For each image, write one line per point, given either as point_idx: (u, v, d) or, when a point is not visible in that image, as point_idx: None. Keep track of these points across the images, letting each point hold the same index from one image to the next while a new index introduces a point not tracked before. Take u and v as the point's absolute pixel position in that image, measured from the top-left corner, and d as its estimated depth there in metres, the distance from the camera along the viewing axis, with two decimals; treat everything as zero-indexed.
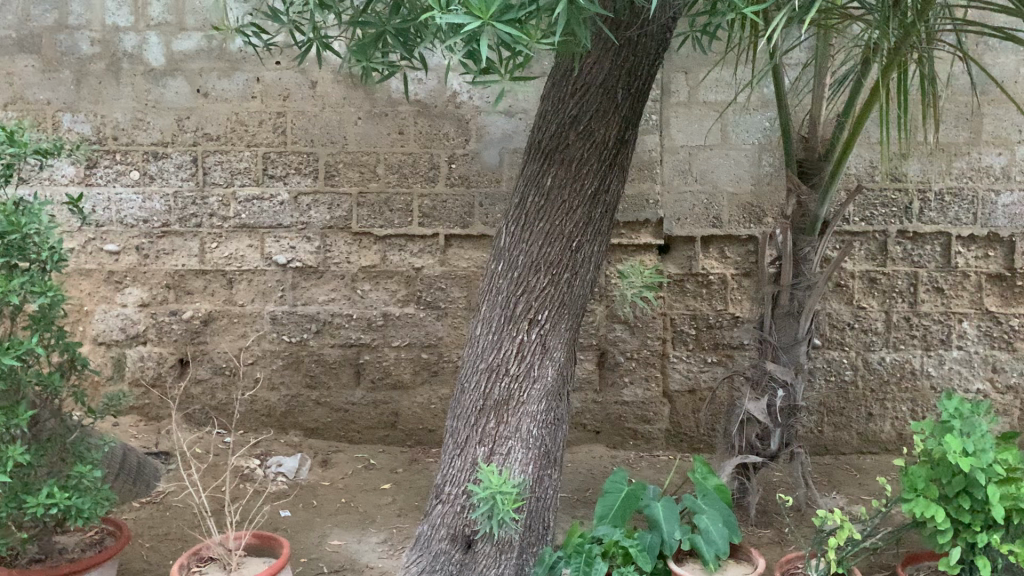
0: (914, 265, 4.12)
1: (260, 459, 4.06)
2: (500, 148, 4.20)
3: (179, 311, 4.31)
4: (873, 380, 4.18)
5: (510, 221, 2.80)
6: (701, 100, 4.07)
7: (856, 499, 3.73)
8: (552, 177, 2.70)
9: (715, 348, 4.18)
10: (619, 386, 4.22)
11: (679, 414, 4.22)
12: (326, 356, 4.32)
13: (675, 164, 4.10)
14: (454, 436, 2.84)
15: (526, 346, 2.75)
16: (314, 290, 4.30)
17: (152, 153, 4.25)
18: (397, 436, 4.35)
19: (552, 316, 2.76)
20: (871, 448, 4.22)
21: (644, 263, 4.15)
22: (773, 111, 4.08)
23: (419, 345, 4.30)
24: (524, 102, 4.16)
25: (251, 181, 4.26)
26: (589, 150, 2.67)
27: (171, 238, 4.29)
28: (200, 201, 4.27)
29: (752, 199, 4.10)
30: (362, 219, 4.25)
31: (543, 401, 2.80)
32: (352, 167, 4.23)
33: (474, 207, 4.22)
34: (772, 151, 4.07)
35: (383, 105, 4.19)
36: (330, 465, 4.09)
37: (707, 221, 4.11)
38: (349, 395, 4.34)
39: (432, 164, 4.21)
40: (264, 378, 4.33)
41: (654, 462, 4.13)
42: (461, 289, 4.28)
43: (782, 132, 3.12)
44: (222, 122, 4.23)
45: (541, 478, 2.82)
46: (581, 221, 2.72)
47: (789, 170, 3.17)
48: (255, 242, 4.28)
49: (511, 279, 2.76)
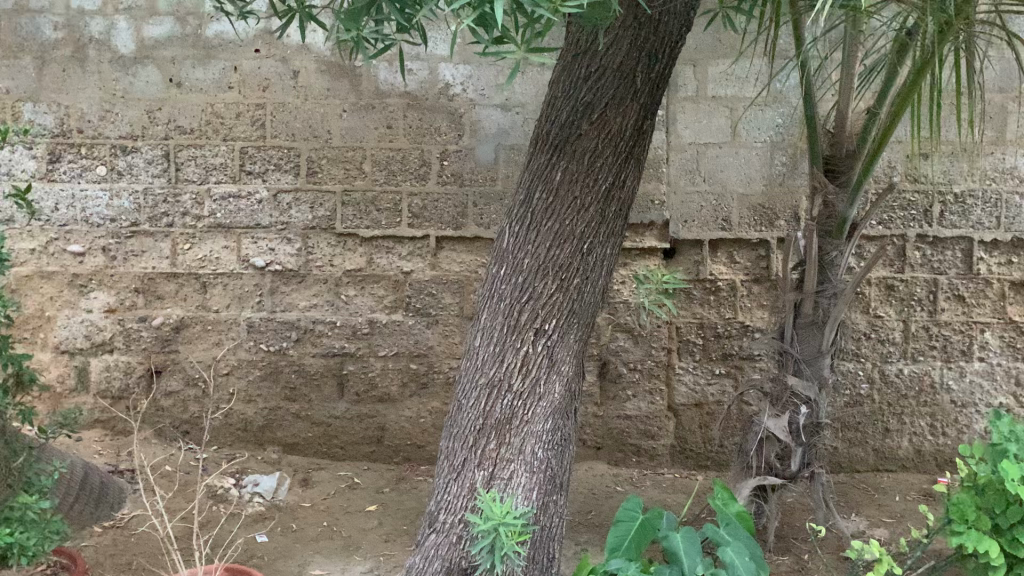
0: (934, 271, 3.88)
1: (236, 478, 3.75)
2: (495, 144, 3.92)
3: (149, 317, 4.01)
4: (890, 394, 3.94)
5: (514, 221, 2.54)
6: (710, 95, 3.82)
7: (877, 522, 3.47)
8: (562, 171, 2.44)
9: (723, 359, 3.92)
10: (622, 400, 3.95)
11: (684, 429, 3.96)
12: (308, 367, 4.02)
13: (682, 163, 3.84)
14: (451, 458, 2.57)
15: (531, 359, 2.48)
16: (295, 296, 4.00)
17: (120, 147, 3.94)
18: (383, 453, 4.06)
19: (560, 326, 2.49)
20: (888, 466, 3.97)
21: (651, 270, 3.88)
22: (787, 106, 3.83)
23: (407, 355, 4.02)
24: (522, 95, 3.90)
25: (228, 178, 3.96)
26: (604, 142, 2.40)
27: (141, 238, 3.98)
28: (172, 198, 3.97)
29: (763, 200, 3.85)
30: (347, 219, 3.96)
31: (549, 420, 2.53)
32: (336, 163, 3.94)
33: (468, 207, 3.95)
34: (785, 150, 3.83)
35: (371, 97, 3.91)
36: (311, 484, 3.79)
37: (715, 225, 3.86)
38: (332, 408, 4.04)
39: (423, 161, 3.93)
40: (241, 390, 4.02)
41: (658, 481, 3.86)
42: (453, 295, 4.00)
43: (808, 124, 2.87)
44: (196, 115, 3.93)
45: (546, 504, 2.55)
46: (593, 221, 2.45)
47: (815, 167, 2.91)
48: (231, 243, 3.99)
49: (514, 284, 2.49)
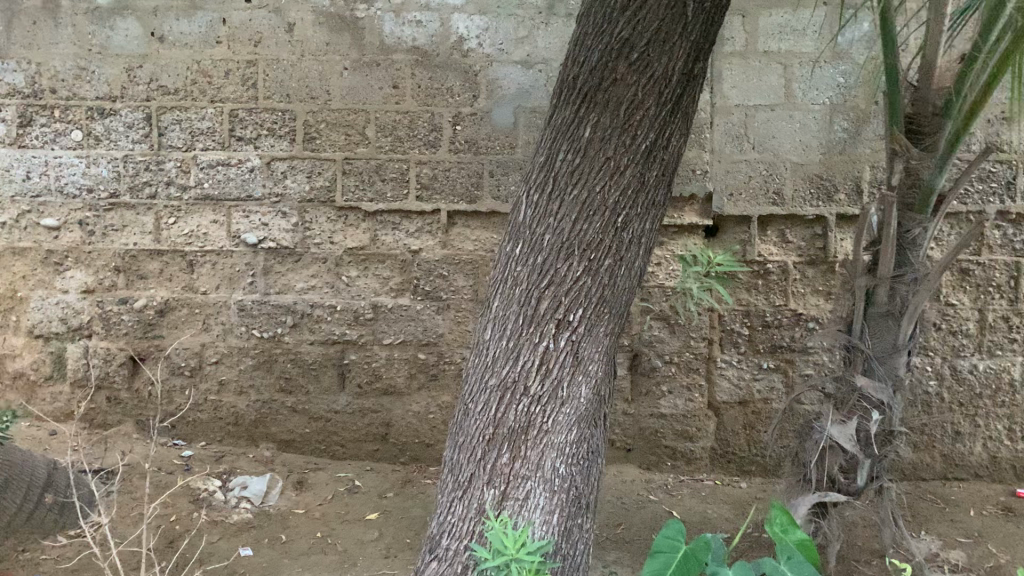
0: (1016, 253, 3.39)
1: (223, 479, 3.36)
2: (514, 107, 3.47)
3: (130, 299, 3.61)
4: (962, 393, 3.45)
5: (533, 188, 2.10)
6: (761, 50, 3.35)
7: (952, 542, 3.02)
8: (592, 126, 1.99)
9: (772, 351, 3.46)
10: (656, 396, 3.50)
11: (726, 430, 3.50)
12: (304, 355, 3.60)
13: (727, 128, 3.38)
14: (454, 473, 2.15)
15: (551, 357, 2.04)
16: (291, 276, 3.59)
17: (97, 109, 3.53)
18: (389, 452, 3.64)
19: (588, 317, 2.05)
20: (959, 474, 3.49)
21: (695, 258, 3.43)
22: (849, 64, 3.35)
23: (415, 344, 3.60)
24: (546, 50, 3.44)
25: (216, 144, 3.54)
26: (646, 88, 1.95)
27: (121, 211, 3.58)
28: (155, 166, 3.55)
29: (820, 171, 3.39)
30: (348, 191, 3.53)
31: (573, 430, 2.10)
32: (337, 128, 3.51)
33: (483, 176, 3.51)
34: (846, 113, 3.36)
35: (374, 53, 3.47)
36: (306, 487, 3.39)
37: (766, 199, 3.40)
38: (333, 402, 3.63)
39: (433, 126, 3.50)
40: (231, 381, 3.62)
41: (697, 489, 3.42)
42: (466, 277, 3.57)
43: (889, 76, 2.38)
44: (181, 73, 3.51)
45: (568, 531, 2.13)
46: (630, 187, 2.00)
47: (895, 129, 2.42)
48: (219, 217, 3.57)
49: (532, 266, 2.05)
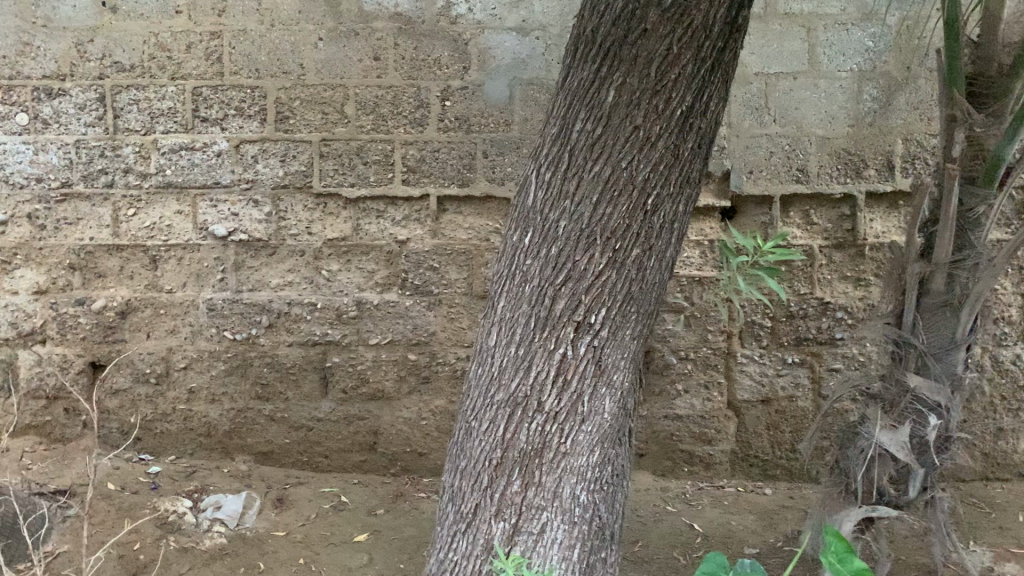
0: None
1: (194, 499, 3.02)
2: (509, 79, 3.14)
3: (88, 300, 3.25)
4: (1004, 385, 3.15)
5: (545, 165, 1.82)
6: (782, 11, 3.02)
7: (1005, 554, 2.72)
8: (616, 88, 1.72)
9: (797, 344, 3.15)
10: (671, 396, 3.18)
11: (748, 431, 3.19)
12: (282, 359, 3.26)
13: (746, 99, 3.06)
14: (455, 503, 1.84)
15: (570, 366, 1.75)
16: (265, 271, 3.24)
17: (44, 89, 3.16)
18: (378, 462, 3.31)
19: (613, 318, 1.76)
20: (1002, 474, 3.19)
21: (738, 251, 3.08)
22: (878, 25, 3.03)
23: (404, 344, 3.26)
24: (543, 15, 3.11)
25: (178, 126, 3.18)
26: (683, 41, 1.68)
27: (74, 203, 3.22)
28: (111, 152, 3.19)
29: (848, 145, 3.07)
30: (327, 175, 3.19)
31: (596, 450, 1.80)
32: (312, 106, 3.16)
33: (477, 157, 3.17)
34: (876, 80, 3.04)
35: (353, 21, 3.12)
36: (287, 506, 3.06)
37: (789, 177, 3.08)
38: (315, 409, 3.29)
39: (419, 102, 3.16)
40: (202, 388, 3.28)
41: (718, 497, 3.11)
42: (460, 269, 3.24)
43: (949, 30, 2.07)
44: (137, 47, 3.14)
45: (590, 568, 1.82)
46: (661, 161, 1.73)
47: (955, 91, 2.12)
48: (184, 207, 3.22)
49: (546, 257, 1.77)
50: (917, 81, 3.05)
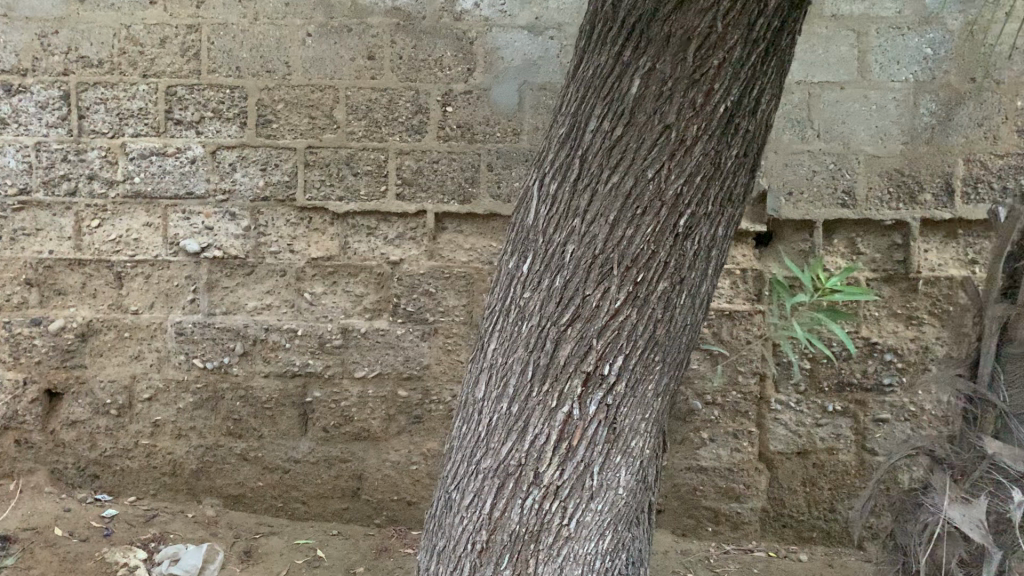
0: None
1: (150, 549, 2.66)
2: (518, 84, 2.79)
3: (44, 320, 2.91)
4: None
5: (550, 176, 1.52)
6: (829, 13, 2.67)
7: None
8: (642, 79, 1.42)
9: (840, 391, 2.77)
10: (695, 445, 2.80)
11: (781, 487, 2.81)
12: (257, 391, 2.91)
13: (787, 111, 2.70)
14: None
15: (576, 430, 1.45)
16: (242, 292, 2.90)
17: (3, 85, 2.84)
18: (361, 511, 2.95)
19: (631, 371, 1.46)
20: None
21: (790, 287, 2.75)
22: (940, 30, 2.66)
23: (394, 378, 2.91)
24: (559, 12, 2.77)
25: (149, 129, 2.86)
26: (730, 17, 1.37)
27: (32, 212, 2.89)
28: (75, 156, 2.87)
29: (902, 165, 2.70)
30: (312, 187, 2.85)
31: (608, 533, 1.51)
32: (298, 109, 2.83)
33: (480, 170, 2.82)
34: (936, 92, 2.67)
35: (345, 15, 2.79)
36: (255, 559, 2.70)
37: (833, 200, 2.71)
38: (292, 449, 2.94)
39: (418, 107, 2.82)
40: (168, 422, 2.93)
41: (746, 563, 2.73)
42: (458, 295, 2.88)
43: None
44: (107, 41, 2.82)
45: None
46: (697, 173, 1.42)
47: None
48: (154, 219, 2.88)
49: (548, 291, 1.47)
50: (983, 94, 2.67)
